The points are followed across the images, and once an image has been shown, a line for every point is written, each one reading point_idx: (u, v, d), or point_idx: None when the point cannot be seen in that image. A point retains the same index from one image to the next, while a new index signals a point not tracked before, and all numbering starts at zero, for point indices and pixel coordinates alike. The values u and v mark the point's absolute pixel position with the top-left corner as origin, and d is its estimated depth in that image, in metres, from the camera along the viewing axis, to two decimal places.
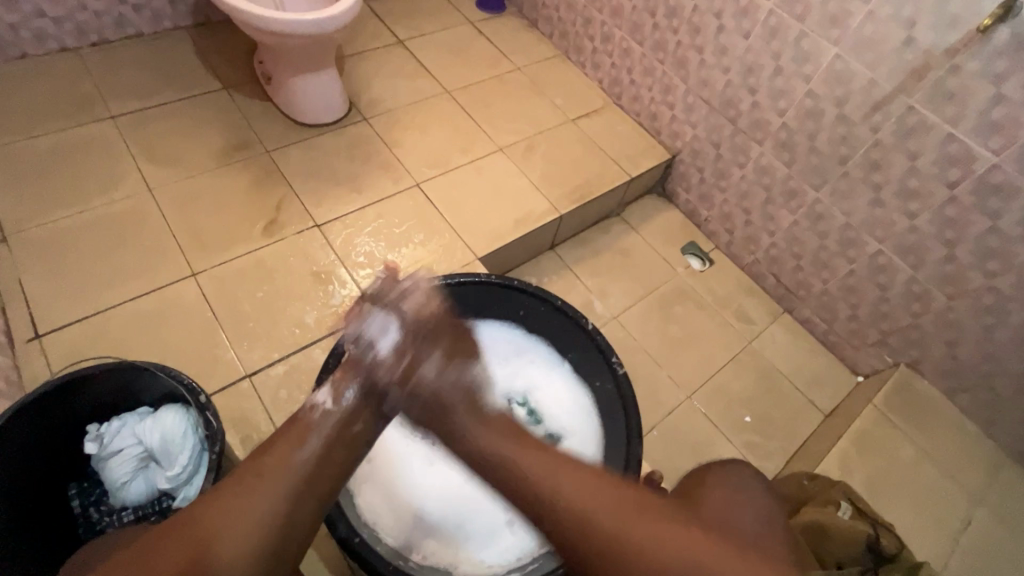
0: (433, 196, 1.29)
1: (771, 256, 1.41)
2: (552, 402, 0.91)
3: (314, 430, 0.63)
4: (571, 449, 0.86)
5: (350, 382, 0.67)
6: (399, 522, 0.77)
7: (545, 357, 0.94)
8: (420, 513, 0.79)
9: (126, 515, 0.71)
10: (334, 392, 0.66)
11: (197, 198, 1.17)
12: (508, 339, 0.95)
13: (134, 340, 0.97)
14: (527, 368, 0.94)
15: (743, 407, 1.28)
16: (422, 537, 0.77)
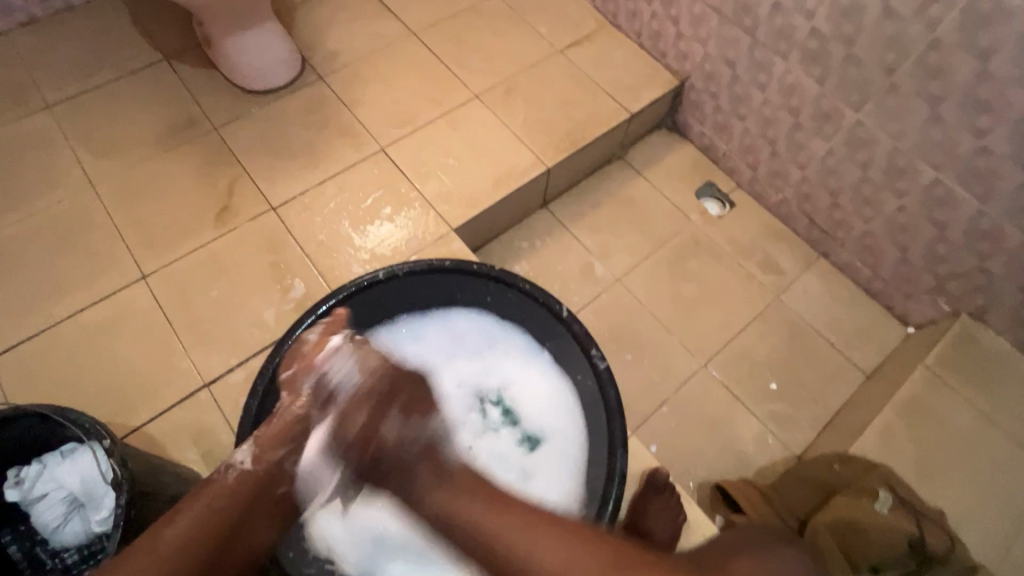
0: (400, 161, 1.14)
1: (803, 193, 1.20)
2: (529, 398, 0.80)
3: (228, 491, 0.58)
4: (554, 453, 0.76)
5: (275, 447, 0.62)
6: (360, 544, 0.71)
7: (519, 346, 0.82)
8: (383, 532, 0.72)
9: (71, 556, 0.67)
10: (254, 451, 0.61)
11: (142, 190, 1.07)
12: (477, 329, 0.83)
13: (86, 355, 0.91)
14: (501, 360, 0.82)
15: (770, 372, 1.12)
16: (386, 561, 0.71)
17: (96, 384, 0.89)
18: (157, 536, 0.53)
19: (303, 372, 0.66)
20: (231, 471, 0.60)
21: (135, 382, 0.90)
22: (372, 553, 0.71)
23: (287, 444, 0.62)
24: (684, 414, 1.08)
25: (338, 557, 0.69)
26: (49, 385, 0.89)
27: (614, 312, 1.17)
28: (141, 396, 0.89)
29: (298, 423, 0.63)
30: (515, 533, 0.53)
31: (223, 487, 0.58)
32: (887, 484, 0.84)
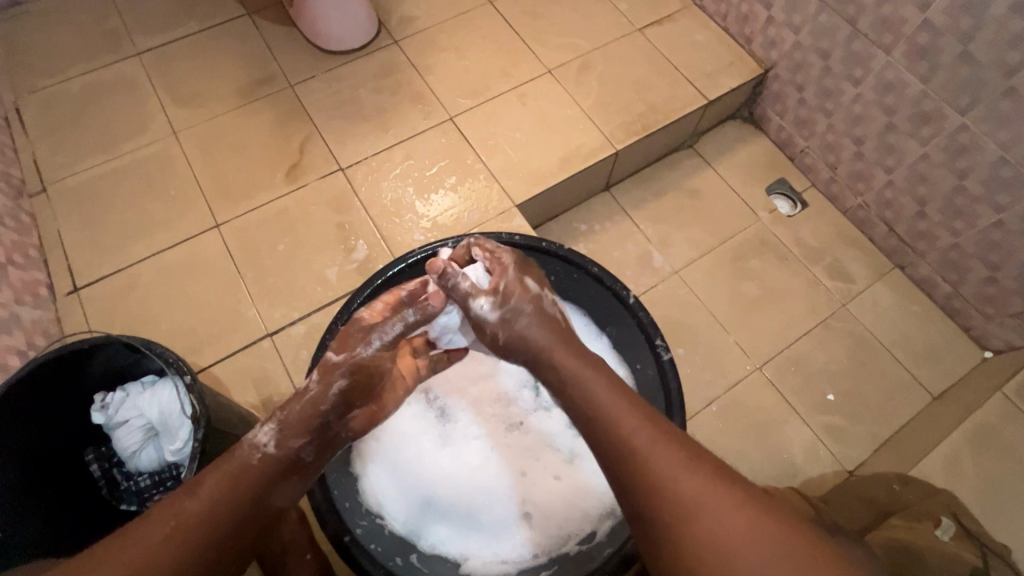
0: (468, 131, 1.13)
1: (886, 199, 1.13)
2: None
3: (252, 470, 0.56)
4: None
5: (297, 437, 0.60)
6: (408, 506, 0.71)
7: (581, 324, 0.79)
8: (431, 498, 0.72)
9: (143, 480, 0.72)
10: (277, 433, 0.59)
11: (221, 142, 1.10)
12: None
13: (162, 295, 0.96)
14: None
15: (828, 382, 1.08)
16: (430, 525, 0.71)
17: (170, 323, 0.94)
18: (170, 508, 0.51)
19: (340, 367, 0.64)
20: (255, 453, 0.58)
21: (204, 325, 0.94)
22: (419, 514, 0.71)
23: (305, 436, 0.61)
24: (734, 415, 1.05)
25: (388, 513, 0.70)
26: (127, 320, 0.94)
27: (670, 304, 1.14)
28: (209, 339, 0.93)
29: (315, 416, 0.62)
30: (670, 466, 0.49)
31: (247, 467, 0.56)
32: (949, 512, 0.79)
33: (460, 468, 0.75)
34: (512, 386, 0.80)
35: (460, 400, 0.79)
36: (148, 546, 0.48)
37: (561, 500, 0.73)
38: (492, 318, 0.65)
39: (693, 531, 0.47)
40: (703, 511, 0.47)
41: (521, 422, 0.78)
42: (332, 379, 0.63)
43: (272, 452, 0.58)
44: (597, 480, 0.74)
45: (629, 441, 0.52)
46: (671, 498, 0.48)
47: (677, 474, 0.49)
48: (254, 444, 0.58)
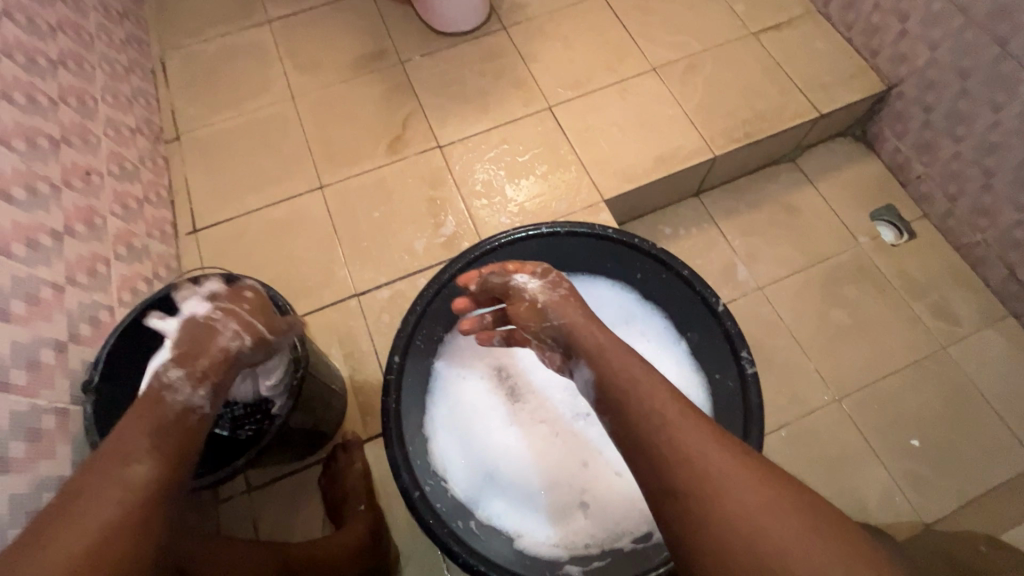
0: (566, 122, 1.14)
1: (1011, 239, 1.04)
2: None
3: (173, 422, 0.53)
4: None
5: (218, 389, 0.59)
6: (470, 474, 0.74)
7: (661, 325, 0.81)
8: (492, 471, 0.75)
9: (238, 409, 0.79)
10: (197, 383, 0.57)
11: (333, 109, 1.17)
12: (619, 303, 0.81)
13: (267, 245, 1.04)
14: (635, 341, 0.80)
15: (915, 427, 1.01)
16: (489, 495, 0.74)
17: (270, 273, 1.02)
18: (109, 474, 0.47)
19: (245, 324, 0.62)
20: (192, 414, 0.55)
21: (300, 278, 1.01)
22: (479, 484, 0.74)
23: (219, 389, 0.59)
24: (804, 444, 1.00)
25: (452, 477, 0.73)
26: (235, 264, 1.03)
27: (748, 320, 1.10)
28: (304, 291, 1.00)
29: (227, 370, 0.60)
30: (699, 442, 0.51)
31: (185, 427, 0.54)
32: None
33: (523, 448, 0.77)
34: None
35: (529, 383, 0.80)
36: (110, 508, 0.46)
37: (620, 496, 0.73)
38: (534, 287, 0.70)
39: (724, 503, 0.47)
40: (729, 487, 0.48)
41: (587, 414, 0.78)
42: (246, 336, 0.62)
43: (204, 403, 0.57)
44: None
45: (660, 414, 0.54)
46: (698, 476, 0.49)
47: (709, 448, 0.51)
48: (178, 398, 0.55)
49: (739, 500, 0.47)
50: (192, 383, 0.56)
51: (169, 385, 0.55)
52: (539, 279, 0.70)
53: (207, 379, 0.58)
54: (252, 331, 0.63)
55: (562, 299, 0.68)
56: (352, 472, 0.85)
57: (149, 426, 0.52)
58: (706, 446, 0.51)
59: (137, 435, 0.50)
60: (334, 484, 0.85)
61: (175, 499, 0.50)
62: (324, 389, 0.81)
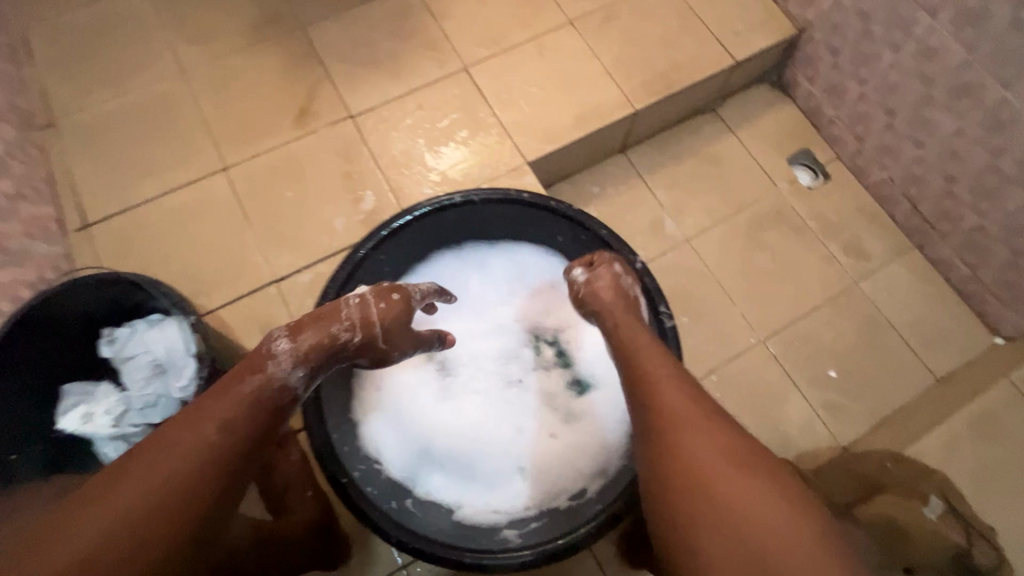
0: (483, 83, 1.09)
1: (912, 175, 1.10)
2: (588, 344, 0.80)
3: (262, 394, 0.54)
4: (602, 400, 0.77)
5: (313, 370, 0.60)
6: (405, 453, 0.73)
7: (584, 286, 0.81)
8: (428, 447, 0.74)
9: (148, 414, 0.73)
10: (300, 360, 0.58)
11: (230, 82, 1.07)
12: (544, 269, 0.82)
13: (170, 235, 0.96)
14: (563, 304, 0.81)
15: (832, 359, 1.07)
16: (426, 471, 0.73)
17: (177, 265, 0.95)
18: (192, 427, 0.49)
19: (360, 313, 0.64)
20: (280, 389, 0.56)
21: (211, 269, 0.95)
22: (413, 461, 0.73)
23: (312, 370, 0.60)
24: (734, 386, 1.05)
25: (385, 457, 0.72)
26: (136, 259, 0.95)
27: (678, 273, 1.13)
28: (217, 282, 0.94)
29: (334, 351, 0.62)
30: (669, 391, 0.57)
31: (266, 400, 0.54)
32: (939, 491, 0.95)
33: (458, 420, 0.76)
34: (513, 344, 0.81)
35: (460, 356, 0.79)
36: (176, 460, 0.46)
37: (555, 456, 0.75)
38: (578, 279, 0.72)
39: (680, 445, 0.52)
40: (684, 431, 0.53)
41: (518, 380, 0.79)
42: (359, 329, 0.63)
43: (297, 382, 0.58)
44: (590, 440, 0.75)
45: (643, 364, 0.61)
46: (661, 418, 0.55)
47: (676, 399, 0.56)
48: (281, 370, 0.57)
49: (693, 442, 0.52)
50: (294, 360, 0.58)
51: (276, 355, 0.57)
52: (587, 270, 0.72)
53: (308, 359, 0.59)
54: (366, 330, 0.63)
55: (598, 293, 0.69)
56: (286, 462, 0.79)
57: (244, 392, 0.53)
58: (674, 396, 0.56)
59: (223, 404, 0.51)
60: (268, 474, 0.79)
61: (241, 471, 0.50)
62: None
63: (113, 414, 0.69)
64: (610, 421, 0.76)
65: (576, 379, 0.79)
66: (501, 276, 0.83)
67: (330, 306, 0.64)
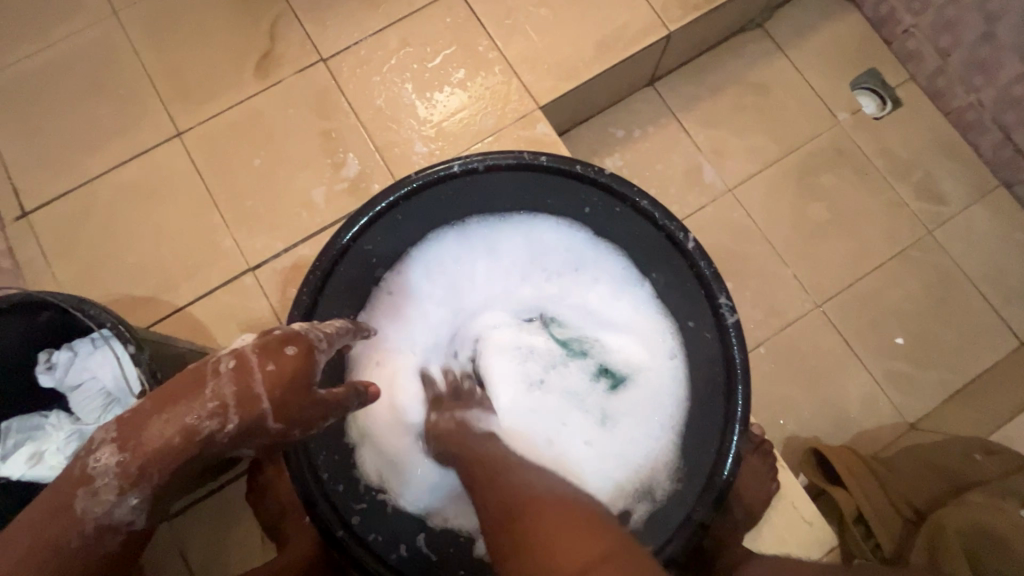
0: (481, 6, 0.89)
1: (1010, 97, 0.90)
2: (620, 332, 0.64)
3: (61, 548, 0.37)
4: (644, 395, 0.62)
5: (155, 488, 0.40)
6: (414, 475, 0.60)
7: (617, 265, 0.65)
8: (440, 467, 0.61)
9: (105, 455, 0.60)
10: (128, 484, 0.39)
11: (173, 23, 0.88)
12: (563, 247, 0.66)
13: (124, 221, 0.82)
14: (586, 288, 0.66)
15: (899, 324, 0.93)
16: (451, 497, 0.60)
17: (136, 256, 0.81)
18: None
19: (223, 388, 0.41)
20: (110, 534, 0.39)
21: (176, 258, 0.81)
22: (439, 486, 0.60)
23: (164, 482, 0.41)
24: (784, 360, 0.92)
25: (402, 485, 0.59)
26: (88, 251, 0.81)
27: (719, 230, 0.97)
28: (185, 274, 0.81)
29: (192, 453, 0.41)
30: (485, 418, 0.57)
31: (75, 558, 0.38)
32: None
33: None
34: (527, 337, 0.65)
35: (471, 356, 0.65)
36: None
37: (592, 473, 0.59)
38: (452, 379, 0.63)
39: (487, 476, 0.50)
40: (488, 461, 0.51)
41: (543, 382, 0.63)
42: (226, 420, 0.41)
43: (129, 515, 0.40)
44: (635, 449, 0.60)
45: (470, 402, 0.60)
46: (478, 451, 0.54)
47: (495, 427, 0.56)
48: (95, 507, 0.39)
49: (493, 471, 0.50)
50: (121, 487, 0.39)
51: (91, 481, 0.38)
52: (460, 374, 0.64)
53: (143, 480, 0.39)
54: (243, 413, 0.42)
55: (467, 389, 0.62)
56: (283, 486, 0.70)
57: (37, 558, 0.37)
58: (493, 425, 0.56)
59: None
60: (262, 498, 0.70)
61: None
62: None
63: (65, 451, 0.58)
64: (657, 424, 0.60)
65: (607, 370, 0.63)
66: (515, 254, 0.67)
67: (190, 371, 0.42)
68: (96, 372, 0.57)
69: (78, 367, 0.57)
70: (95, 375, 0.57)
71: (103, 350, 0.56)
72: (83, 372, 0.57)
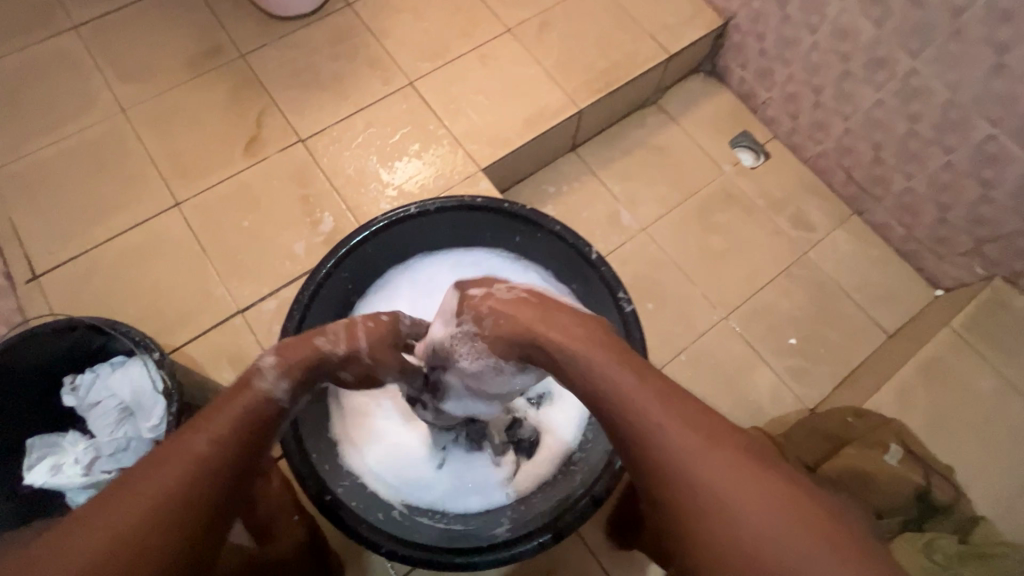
0: (430, 95, 1.11)
1: (844, 146, 1.16)
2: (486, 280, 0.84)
3: (253, 408, 0.52)
4: None
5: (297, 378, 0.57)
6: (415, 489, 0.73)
7: (439, 258, 0.84)
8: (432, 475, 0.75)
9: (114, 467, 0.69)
10: (285, 373, 0.56)
11: (174, 118, 1.06)
12: (425, 273, 0.84)
13: (127, 278, 0.95)
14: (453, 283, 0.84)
15: (791, 328, 1.13)
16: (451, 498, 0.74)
17: (137, 306, 0.93)
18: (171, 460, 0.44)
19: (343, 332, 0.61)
20: (271, 404, 0.54)
21: (173, 306, 0.94)
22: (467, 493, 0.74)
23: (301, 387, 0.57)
24: (702, 364, 1.09)
25: (384, 497, 0.71)
26: (93, 305, 0.93)
27: (638, 262, 1.16)
28: (181, 320, 0.93)
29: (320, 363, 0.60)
30: (598, 360, 0.52)
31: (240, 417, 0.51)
32: (899, 438, 0.84)
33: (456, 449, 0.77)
34: None
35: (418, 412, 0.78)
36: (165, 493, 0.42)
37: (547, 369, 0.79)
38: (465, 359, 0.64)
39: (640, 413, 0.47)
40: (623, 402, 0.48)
41: None
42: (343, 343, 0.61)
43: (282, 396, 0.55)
44: None
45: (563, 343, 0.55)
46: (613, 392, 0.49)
47: (613, 369, 0.51)
48: (264, 385, 0.54)
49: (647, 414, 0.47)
50: (277, 372, 0.55)
51: (261, 372, 0.55)
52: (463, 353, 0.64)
53: (290, 372, 0.56)
54: (348, 342, 0.61)
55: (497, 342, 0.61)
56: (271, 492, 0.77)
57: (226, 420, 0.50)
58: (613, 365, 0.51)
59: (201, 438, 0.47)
60: None
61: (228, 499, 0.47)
62: None
63: (82, 462, 0.67)
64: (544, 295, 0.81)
65: None
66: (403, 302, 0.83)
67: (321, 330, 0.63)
68: (117, 386, 0.68)
69: (99, 385, 0.69)
70: (116, 389, 0.68)
71: (125, 366, 0.68)
72: (104, 388, 0.69)
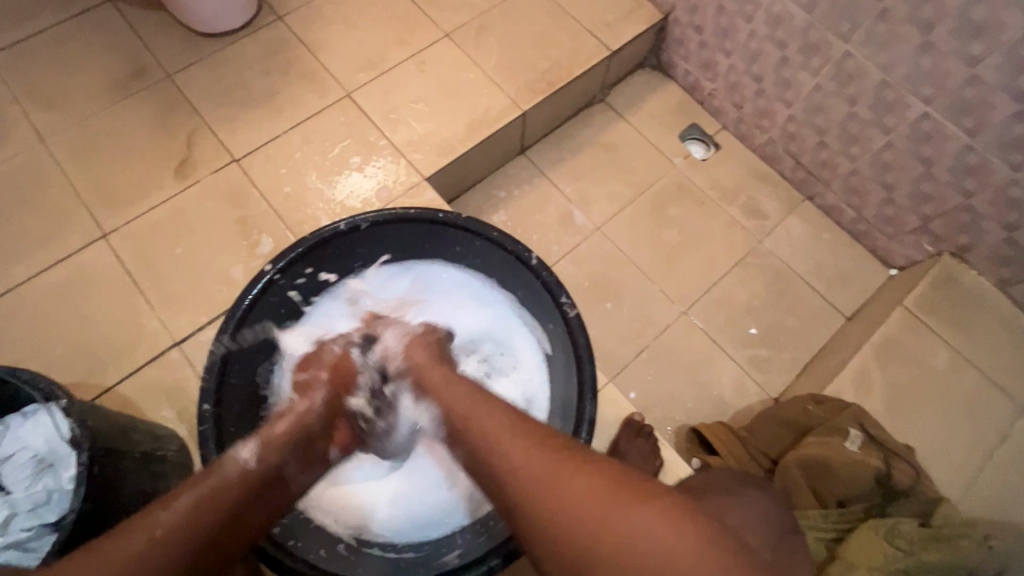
0: (368, 106, 1.08)
1: (789, 133, 1.16)
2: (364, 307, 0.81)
3: (242, 485, 0.53)
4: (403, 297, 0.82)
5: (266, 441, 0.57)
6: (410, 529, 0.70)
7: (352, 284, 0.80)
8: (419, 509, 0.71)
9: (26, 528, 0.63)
10: (254, 445, 0.56)
11: (97, 145, 1.01)
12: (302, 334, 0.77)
13: (51, 317, 0.89)
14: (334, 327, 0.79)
15: (750, 317, 1.12)
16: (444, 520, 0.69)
17: (63, 346, 0.88)
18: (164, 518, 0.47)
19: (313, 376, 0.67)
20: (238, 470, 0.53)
21: (102, 343, 0.88)
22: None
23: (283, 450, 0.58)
24: (664, 361, 1.08)
25: (331, 530, 0.68)
26: (16, 348, 0.87)
27: (594, 262, 1.15)
28: (111, 357, 0.88)
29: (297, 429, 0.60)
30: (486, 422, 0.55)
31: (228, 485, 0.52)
32: (858, 422, 0.84)
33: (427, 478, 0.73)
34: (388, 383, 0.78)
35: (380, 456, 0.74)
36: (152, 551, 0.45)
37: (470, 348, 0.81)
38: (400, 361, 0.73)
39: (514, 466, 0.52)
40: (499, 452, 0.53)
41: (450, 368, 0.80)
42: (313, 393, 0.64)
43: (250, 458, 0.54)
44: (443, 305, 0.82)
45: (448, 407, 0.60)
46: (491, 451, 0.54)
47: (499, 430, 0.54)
48: (239, 455, 0.54)
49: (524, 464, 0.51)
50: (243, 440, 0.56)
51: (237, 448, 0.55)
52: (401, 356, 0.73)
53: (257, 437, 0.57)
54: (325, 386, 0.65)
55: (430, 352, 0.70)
56: None
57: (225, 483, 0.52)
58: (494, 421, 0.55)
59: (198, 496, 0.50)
60: None
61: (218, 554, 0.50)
62: (146, 461, 0.71)
63: None
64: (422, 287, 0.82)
65: None
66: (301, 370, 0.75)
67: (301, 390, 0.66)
68: (25, 438, 0.63)
69: (7, 438, 0.64)
70: (25, 441, 0.63)
71: (32, 415, 0.63)
72: (13, 440, 0.64)
